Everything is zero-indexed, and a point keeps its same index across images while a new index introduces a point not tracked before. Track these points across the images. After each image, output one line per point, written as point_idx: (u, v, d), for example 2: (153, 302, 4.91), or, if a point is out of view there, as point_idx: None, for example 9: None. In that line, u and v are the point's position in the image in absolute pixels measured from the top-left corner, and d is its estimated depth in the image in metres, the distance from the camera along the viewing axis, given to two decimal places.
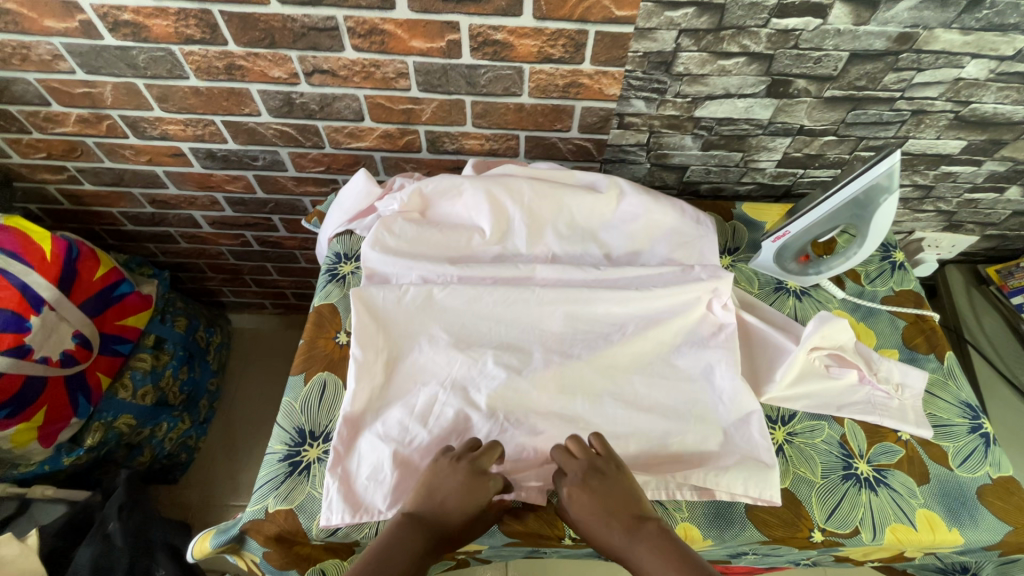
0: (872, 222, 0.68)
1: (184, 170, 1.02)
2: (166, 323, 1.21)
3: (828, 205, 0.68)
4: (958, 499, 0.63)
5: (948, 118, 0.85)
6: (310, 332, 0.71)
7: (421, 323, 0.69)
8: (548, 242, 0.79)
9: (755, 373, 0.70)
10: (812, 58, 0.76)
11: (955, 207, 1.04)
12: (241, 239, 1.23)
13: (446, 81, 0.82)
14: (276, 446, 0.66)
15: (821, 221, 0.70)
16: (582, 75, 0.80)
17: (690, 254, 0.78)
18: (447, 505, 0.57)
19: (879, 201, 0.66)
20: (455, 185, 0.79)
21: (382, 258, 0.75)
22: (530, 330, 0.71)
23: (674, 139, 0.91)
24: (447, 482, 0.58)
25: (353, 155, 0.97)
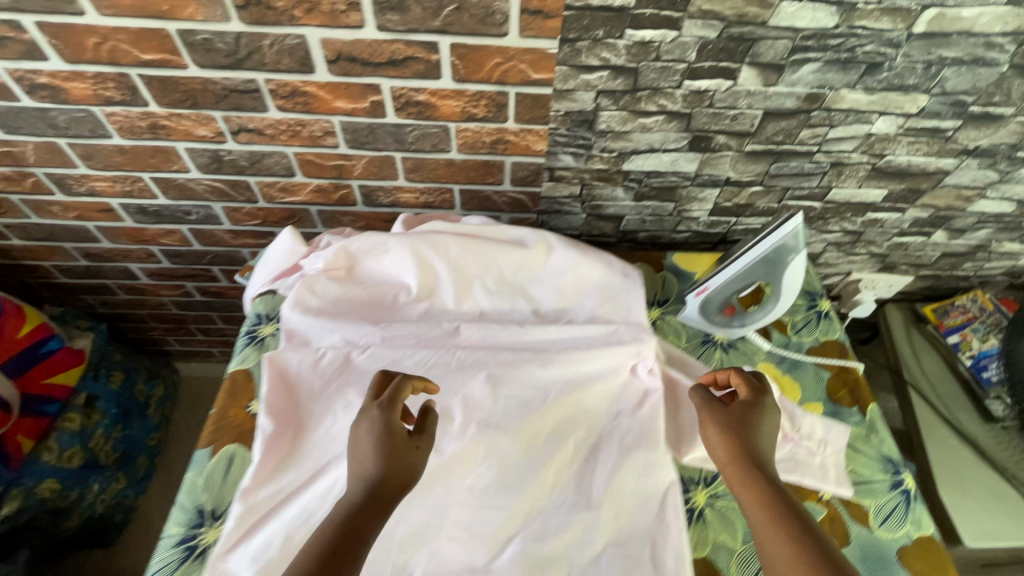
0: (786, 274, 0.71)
1: (116, 225, 1.00)
2: (99, 380, 1.16)
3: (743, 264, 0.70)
4: (879, 562, 0.62)
5: (866, 170, 0.88)
6: (222, 401, 0.69)
7: (338, 388, 0.69)
8: (477, 298, 0.79)
9: (678, 434, 0.70)
10: (728, 116, 0.78)
11: (887, 250, 1.07)
12: (182, 289, 1.20)
13: (374, 138, 0.82)
14: (174, 527, 0.61)
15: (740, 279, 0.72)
16: (507, 132, 0.81)
17: (617, 308, 0.78)
18: (372, 455, 0.53)
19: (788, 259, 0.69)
20: (381, 242, 0.79)
21: (303, 319, 0.74)
22: (450, 392, 0.70)
23: (607, 191, 0.92)
24: (364, 443, 0.55)
25: (289, 208, 0.96)
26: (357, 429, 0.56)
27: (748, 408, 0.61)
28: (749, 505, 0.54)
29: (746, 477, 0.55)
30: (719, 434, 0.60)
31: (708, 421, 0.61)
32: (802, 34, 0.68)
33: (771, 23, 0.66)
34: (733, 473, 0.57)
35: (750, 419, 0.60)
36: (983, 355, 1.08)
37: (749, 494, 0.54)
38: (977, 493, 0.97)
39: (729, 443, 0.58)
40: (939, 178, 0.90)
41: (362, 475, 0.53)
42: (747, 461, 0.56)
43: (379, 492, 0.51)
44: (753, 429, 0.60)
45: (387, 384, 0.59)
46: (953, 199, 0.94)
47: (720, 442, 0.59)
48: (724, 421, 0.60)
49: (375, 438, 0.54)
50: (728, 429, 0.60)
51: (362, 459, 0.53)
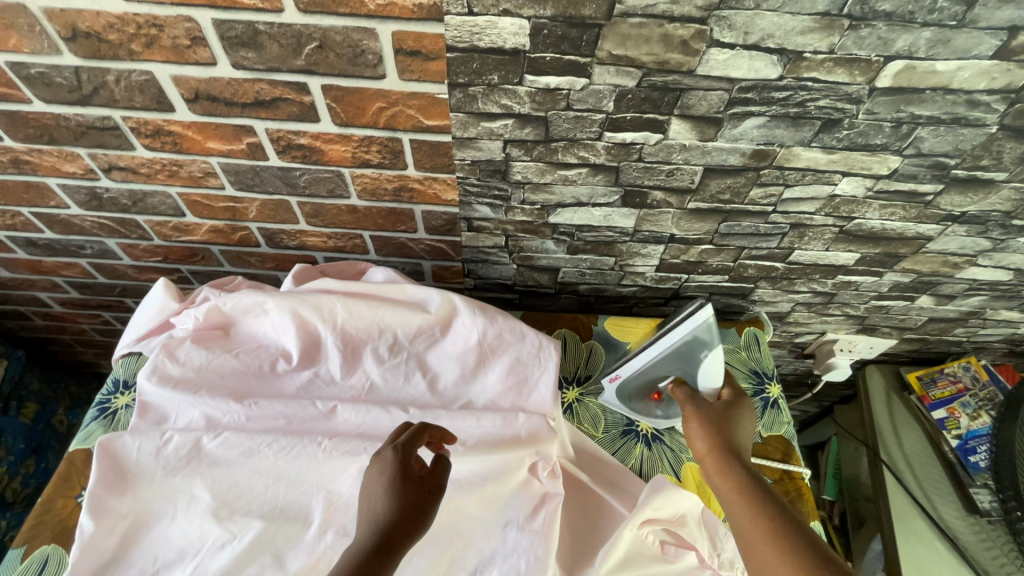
0: (710, 360, 0.64)
1: (9, 256, 0.92)
2: (9, 412, 1.09)
3: (663, 344, 0.64)
4: None
5: (832, 232, 0.76)
6: (52, 487, 0.60)
7: (182, 480, 0.59)
8: (367, 369, 0.69)
9: (577, 552, 0.60)
10: (662, 171, 0.67)
11: (865, 312, 0.95)
12: (100, 318, 1.12)
13: (261, 181, 0.72)
14: None
15: (661, 363, 0.65)
16: (410, 180, 0.71)
17: (524, 391, 0.68)
18: (384, 498, 0.51)
19: (700, 353, 0.63)
20: (260, 301, 0.69)
21: (159, 391, 0.64)
22: (313, 490, 0.60)
23: (536, 243, 0.81)
24: (374, 484, 0.52)
25: (189, 247, 0.87)
26: (373, 474, 0.52)
27: (730, 411, 0.63)
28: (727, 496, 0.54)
29: (728, 478, 0.55)
30: (703, 432, 0.61)
31: (689, 417, 0.62)
32: (739, 85, 0.56)
33: (700, 72, 0.55)
34: (715, 470, 0.57)
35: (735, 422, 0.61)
36: (971, 435, 0.94)
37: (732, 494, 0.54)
38: None
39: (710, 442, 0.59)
40: (920, 243, 0.77)
41: (371, 512, 0.50)
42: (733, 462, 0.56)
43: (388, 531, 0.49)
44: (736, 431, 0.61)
45: (405, 431, 0.57)
46: (938, 265, 0.82)
47: (701, 439, 0.60)
48: (704, 416, 0.62)
49: (387, 479, 0.51)
50: (712, 428, 0.60)
51: (373, 491, 0.51)
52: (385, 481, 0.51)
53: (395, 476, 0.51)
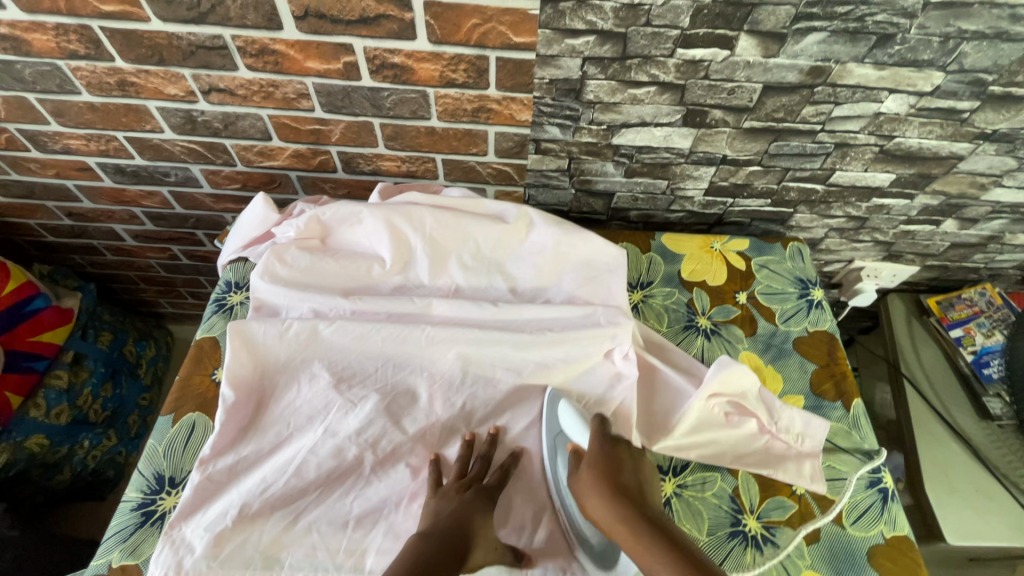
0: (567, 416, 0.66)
1: (95, 184, 0.98)
2: (87, 339, 1.17)
3: (551, 445, 0.66)
4: (848, 561, 0.60)
5: (873, 152, 0.82)
6: (188, 367, 0.68)
7: (304, 359, 0.67)
8: (452, 273, 0.76)
9: (651, 419, 0.68)
10: (725, 89, 0.73)
11: (892, 238, 1.02)
12: (168, 252, 1.19)
13: (350, 103, 0.78)
14: (133, 493, 0.60)
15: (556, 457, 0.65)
16: (490, 100, 0.76)
17: (595, 290, 0.76)
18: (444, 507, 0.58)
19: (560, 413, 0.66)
20: (355, 213, 0.76)
21: (272, 289, 0.72)
22: (418, 369, 0.68)
23: (596, 166, 0.88)
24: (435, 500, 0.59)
25: (268, 173, 0.93)
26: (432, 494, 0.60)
27: (634, 460, 0.60)
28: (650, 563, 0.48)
29: (635, 533, 0.51)
30: (594, 493, 0.56)
31: (583, 476, 0.58)
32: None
33: None
34: (622, 535, 0.52)
35: (629, 471, 0.58)
36: (984, 351, 1.03)
37: (648, 553, 0.49)
38: (966, 491, 0.94)
39: (607, 498, 0.55)
40: (952, 163, 0.84)
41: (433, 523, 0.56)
42: (638, 513, 0.53)
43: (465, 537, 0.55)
44: (643, 486, 0.57)
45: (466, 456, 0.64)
46: (966, 186, 0.89)
47: (598, 498, 0.55)
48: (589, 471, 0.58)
49: (463, 498, 0.59)
50: (603, 483, 0.56)
51: (442, 514, 0.57)
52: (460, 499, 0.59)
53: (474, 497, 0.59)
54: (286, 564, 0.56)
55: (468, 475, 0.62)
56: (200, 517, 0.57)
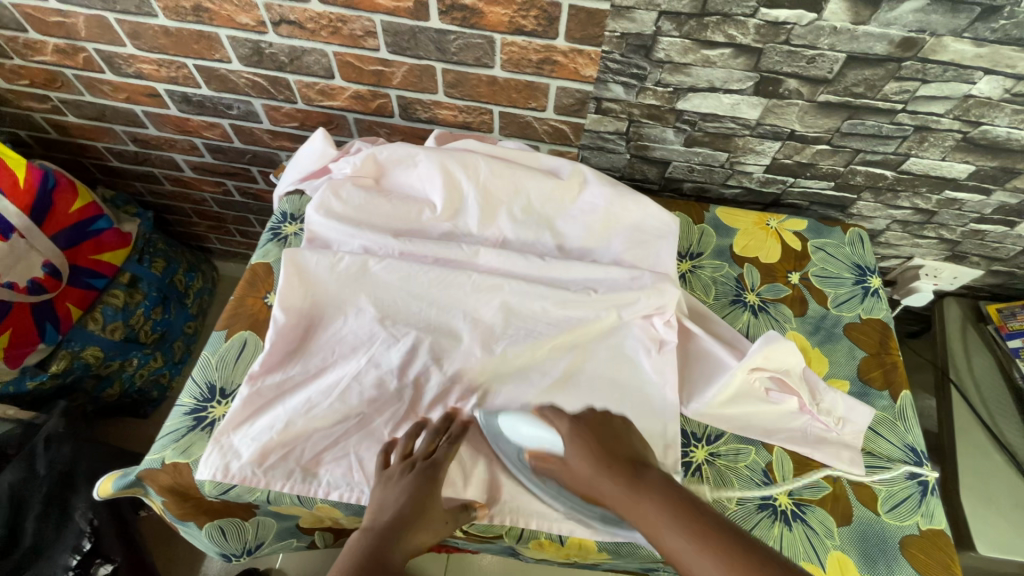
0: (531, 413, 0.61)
1: (162, 111, 1.01)
2: (143, 263, 1.23)
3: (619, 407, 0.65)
4: (878, 547, 0.59)
5: (955, 139, 0.78)
6: (242, 289, 0.70)
7: (352, 292, 0.68)
8: (500, 225, 0.76)
9: (689, 386, 0.67)
10: (804, 57, 0.70)
11: (960, 236, 0.97)
12: (222, 187, 1.23)
13: (415, 44, 0.78)
14: (187, 399, 0.64)
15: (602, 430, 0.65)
16: (556, 52, 0.75)
17: (644, 255, 0.74)
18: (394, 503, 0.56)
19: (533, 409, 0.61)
20: (411, 155, 0.77)
21: (324, 222, 0.73)
22: (459, 314, 0.68)
23: (655, 131, 0.85)
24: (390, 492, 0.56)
25: (326, 114, 0.94)
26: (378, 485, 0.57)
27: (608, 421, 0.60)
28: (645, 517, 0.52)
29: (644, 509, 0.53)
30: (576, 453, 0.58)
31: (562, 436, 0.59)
32: None
33: None
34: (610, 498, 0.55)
35: (619, 435, 0.59)
36: None
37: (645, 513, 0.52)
38: (1003, 504, 0.91)
39: (599, 472, 0.56)
40: None
41: (380, 519, 0.55)
42: (635, 483, 0.54)
43: (406, 532, 0.55)
44: (633, 445, 0.59)
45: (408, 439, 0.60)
46: None
47: (592, 466, 0.56)
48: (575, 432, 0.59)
49: (407, 482, 0.56)
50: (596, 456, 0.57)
51: (390, 505, 0.56)
52: (403, 486, 0.56)
53: (419, 482, 0.56)
54: (324, 480, 0.59)
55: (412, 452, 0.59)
56: (248, 429, 0.60)
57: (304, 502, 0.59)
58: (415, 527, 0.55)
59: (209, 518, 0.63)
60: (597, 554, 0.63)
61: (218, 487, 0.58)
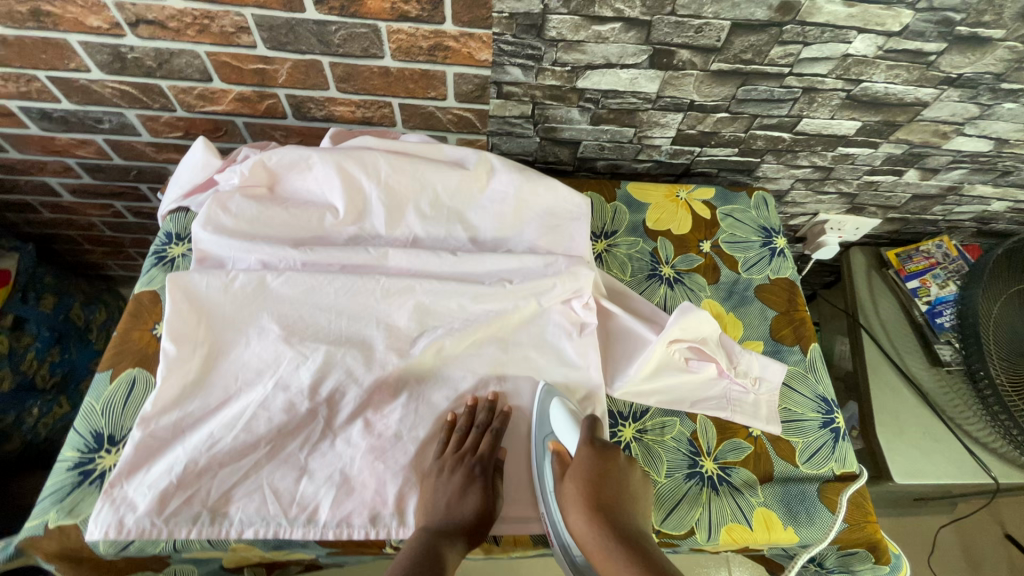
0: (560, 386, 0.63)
1: (21, 132, 0.90)
2: (28, 302, 1.10)
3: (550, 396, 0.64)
4: (799, 497, 0.62)
5: (840, 97, 0.81)
6: (125, 322, 0.64)
7: (251, 312, 0.63)
8: (409, 223, 0.73)
9: (612, 366, 0.67)
10: (692, 27, 0.70)
11: (856, 189, 1.02)
12: (111, 209, 1.11)
13: (295, 38, 0.72)
14: (70, 452, 0.57)
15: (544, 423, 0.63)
16: (446, 37, 0.72)
17: (559, 238, 0.74)
18: (455, 499, 0.58)
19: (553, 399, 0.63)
20: (303, 158, 0.72)
21: (214, 239, 0.68)
22: (371, 321, 0.64)
23: (561, 112, 0.84)
24: (445, 489, 0.58)
25: (211, 120, 0.87)
26: (429, 486, 0.59)
27: (623, 469, 0.57)
28: (615, 566, 0.50)
29: (616, 568, 0.50)
30: (575, 505, 0.55)
31: (567, 488, 0.56)
32: None
33: None
34: (590, 546, 0.52)
35: (618, 479, 0.56)
36: (938, 300, 1.05)
37: (616, 565, 0.50)
38: (913, 434, 0.98)
39: (586, 515, 0.54)
40: (917, 110, 0.83)
41: (437, 511, 0.57)
42: (605, 528, 0.52)
43: (462, 532, 0.56)
44: (626, 497, 0.56)
45: (456, 432, 0.62)
46: (929, 135, 0.88)
47: (579, 514, 0.54)
48: (577, 473, 0.57)
49: (459, 477, 0.59)
50: (586, 499, 0.54)
51: (440, 503, 0.58)
52: (456, 483, 0.59)
53: (467, 475, 0.59)
54: (235, 520, 0.55)
55: (463, 445, 0.61)
56: (143, 476, 0.55)
57: (216, 545, 0.55)
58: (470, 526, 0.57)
59: None
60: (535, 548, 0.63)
61: (113, 545, 0.53)
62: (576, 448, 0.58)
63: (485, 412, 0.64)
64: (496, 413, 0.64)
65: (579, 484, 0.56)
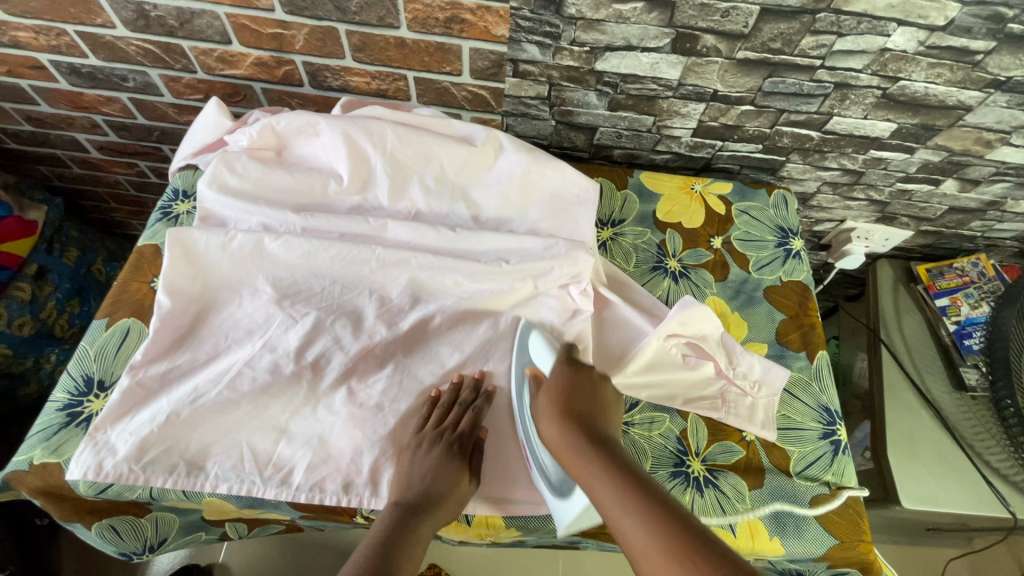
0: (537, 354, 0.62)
1: (51, 86, 0.93)
2: (52, 253, 1.14)
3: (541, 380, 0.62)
4: (789, 507, 0.59)
5: (875, 96, 0.77)
6: (125, 273, 0.66)
7: (247, 272, 0.62)
8: (413, 196, 0.72)
9: (603, 355, 0.66)
10: (719, 10, 0.67)
11: (888, 197, 0.97)
12: (135, 168, 1.14)
13: (312, 3, 0.72)
14: (61, 394, 0.59)
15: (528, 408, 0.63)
16: (463, 9, 0.70)
17: (563, 223, 0.72)
18: (431, 473, 0.58)
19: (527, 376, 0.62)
20: (312, 124, 0.72)
21: (218, 198, 0.68)
22: (364, 290, 0.63)
23: (578, 95, 0.82)
24: (421, 464, 0.58)
25: (231, 83, 0.88)
26: (406, 461, 0.58)
27: (593, 382, 0.59)
28: (588, 469, 0.51)
29: (586, 464, 0.51)
30: (549, 414, 0.56)
31: (540, 398, 0.57)
32: None
33: None
34: (563, 450, 0.54)
35: (588, 394, 0.57)
36: (968, 322, 0.99)
37: (589, 465, 0.51)
38: (927, 459, 0.93)
39: (559, 420, 0.55)
40: (959, 114, 0.78)
41: (412, 485, 0.57)
42: (580, 435, 0.54)
43: (437, 506, 0.57)
44: (599, 411, 0.57)
45: (436, 410, 0.61)
46: (971, 142, 0.83)
47: (552, 421, 0.56)
48: (550, 385, 0.58)
49: (438, 452, 0.59)
50: (558, 408, 0.56)
51: (416, 477, 0.58)
52: (433, 458, 0.58)
53: (445, 451, 0.59)
54: (211, 473, 0.55)
55: (444, 422, 0.60)
56: (127, 423, 0.55)
57: (190, 498, 0.56)
58: (445, 501, 0.57)
59: (97, 519, 0.59)
60: (508, 531, 0.63)
61: (94, 487, 0.54)
62: (551, 367, 0.59)
63: (469, 390, 0.63)
64: (480, 391, 0.63)
65: (552, 391, 0.57)
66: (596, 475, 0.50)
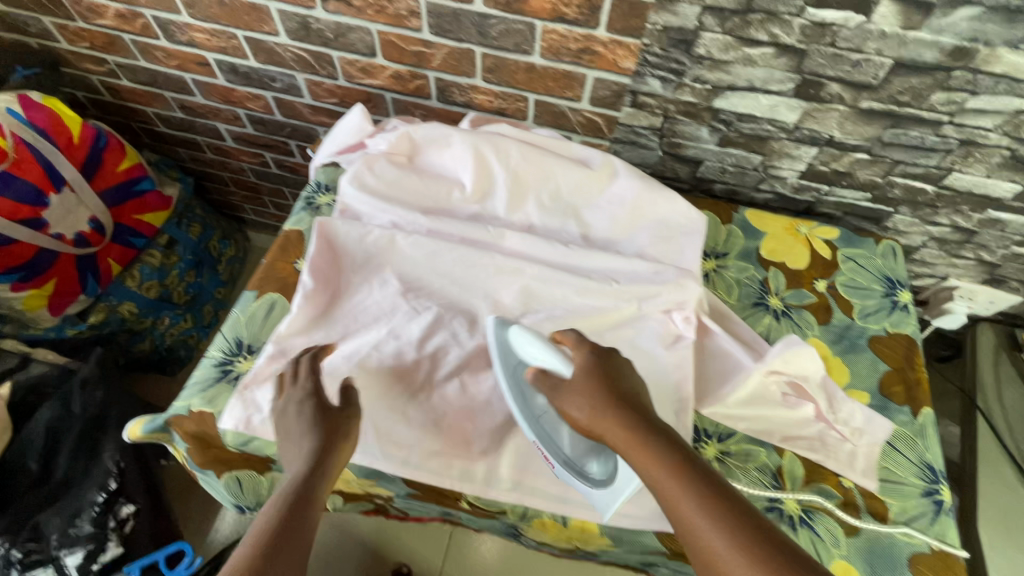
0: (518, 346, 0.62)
1: (210, 80, 1.05)
2: (181, 227, 1.27)
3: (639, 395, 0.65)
4: (885, 560, 0.59)
5: (1003, 155, 0.75)
6: (273, 253, 0.74)
7: (379, 264, 0.70)
8: (528, 210, 0.77)
9: (704, 383, 0.67)
10: (850, 61, 0.69)
11: (1000, 259, 0.94)
12: (261, 159, 1.26)
13: (458, 27, 0.79)
14: (214, 351, 0.67)
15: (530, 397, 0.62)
16: (596, 42, 0.75)
17: (669, 249, 0.75)
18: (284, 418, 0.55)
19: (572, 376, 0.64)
20: (445, 136, 0.78)
21: (356, 195, 0.75)
22: (480, 293, 0.69)
23: (690, 129, 0.85)
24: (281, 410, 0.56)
25: (366, 91, 0.96)
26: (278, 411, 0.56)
27: (623, 365, 0.57)
28: (645, 464, 0.49)
29: (646, 453, 0.49)
30: (588, 398, 0.54)
31: (574, 381, 0.55)
32: None
33: None
34: (615, 437, 0.51)
35: (626, 379, 0.56)
36: None
37: (650, 460, 0.48)
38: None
39: (605, 405, 0.53)
40: None
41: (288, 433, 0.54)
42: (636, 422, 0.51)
43: (322, 451, 0.52)
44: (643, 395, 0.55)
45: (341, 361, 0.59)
46: None
47: (591, 402, 0.53)
48: (586, 369, 0.56)
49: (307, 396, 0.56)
50: (604, 393, 0.54)
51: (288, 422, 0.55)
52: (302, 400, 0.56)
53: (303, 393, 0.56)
54: None
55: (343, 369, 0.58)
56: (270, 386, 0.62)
57: None
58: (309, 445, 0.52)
59: (227, 469, 0.65)
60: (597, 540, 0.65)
61: (240, 438, 0.61)
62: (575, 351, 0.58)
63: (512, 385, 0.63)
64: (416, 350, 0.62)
65: (593, 374, 0.55)
66: (655, 472, 0.48)
